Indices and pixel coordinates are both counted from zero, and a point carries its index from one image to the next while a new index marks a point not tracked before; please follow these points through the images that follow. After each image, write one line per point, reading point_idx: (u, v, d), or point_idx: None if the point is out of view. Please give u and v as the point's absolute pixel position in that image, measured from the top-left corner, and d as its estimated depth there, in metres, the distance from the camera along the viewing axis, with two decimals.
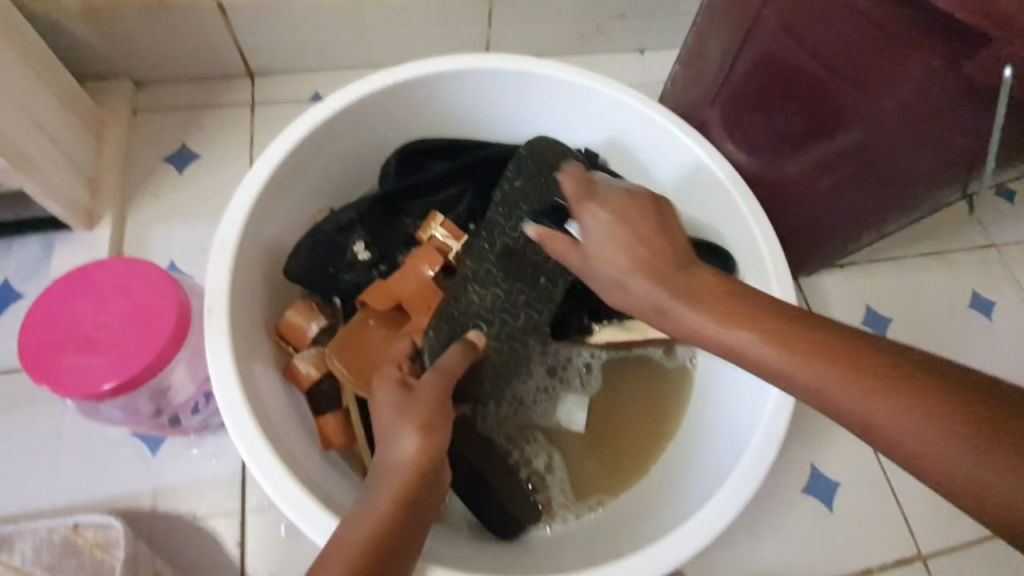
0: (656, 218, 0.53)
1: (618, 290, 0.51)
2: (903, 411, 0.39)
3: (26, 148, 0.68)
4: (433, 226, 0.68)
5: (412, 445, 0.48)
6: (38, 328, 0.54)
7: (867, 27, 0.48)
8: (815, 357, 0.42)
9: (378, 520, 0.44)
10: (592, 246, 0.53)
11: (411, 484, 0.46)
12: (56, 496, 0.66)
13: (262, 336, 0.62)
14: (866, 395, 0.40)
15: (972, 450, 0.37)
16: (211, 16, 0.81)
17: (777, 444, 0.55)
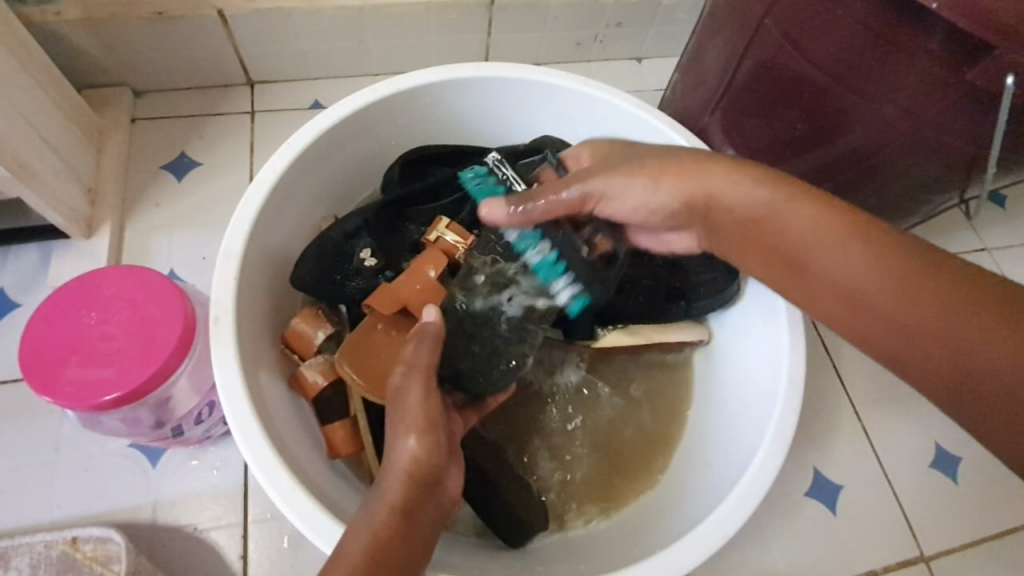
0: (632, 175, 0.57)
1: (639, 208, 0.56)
2: (941, 295, 0.42)
3: (25, 158, 0.67)
4: (440, 228, 0.67)
5: (409, 449, 0.48)
6: (40, 338, 0.53)
7: (868, 36, 0.49)
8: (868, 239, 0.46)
9: (380, 525, 0.45)
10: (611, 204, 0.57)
11: (411, 490, 0.47)
12: (53, 511, 0.65)
13: (267, 345, 0.61)
14: (889, 273, 0.44)
15: (989, 340, 0.40)
16: (212, 25, 0.81)
17: (789, 438, 0.55)
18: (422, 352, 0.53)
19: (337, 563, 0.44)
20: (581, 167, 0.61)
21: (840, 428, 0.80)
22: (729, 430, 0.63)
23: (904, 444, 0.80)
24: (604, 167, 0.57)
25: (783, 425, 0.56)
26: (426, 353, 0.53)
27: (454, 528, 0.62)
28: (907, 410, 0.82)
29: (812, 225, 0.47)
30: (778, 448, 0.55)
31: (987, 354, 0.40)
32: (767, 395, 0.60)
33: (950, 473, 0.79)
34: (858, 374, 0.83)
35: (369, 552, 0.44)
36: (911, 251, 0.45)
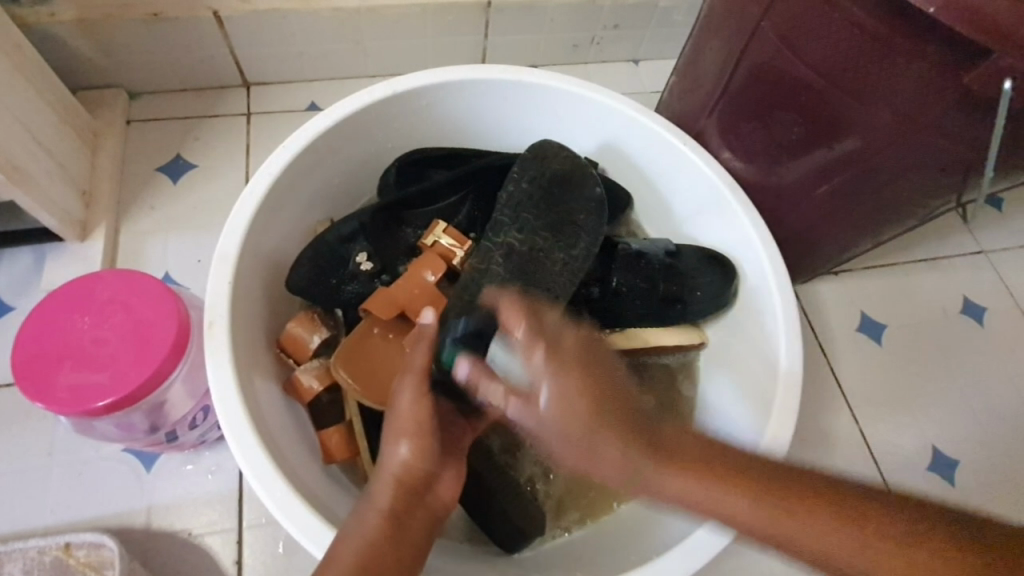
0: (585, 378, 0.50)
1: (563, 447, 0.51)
2: (778, 498, 0.46)
3: (19, 160, 0.66)
4: (437, 232, 0.67)
5: (401, 455, 0.48)
6: (32, 343, 0.53)
7: (865, 39, 0.49)
8: (722, 482, 0.48)
9: (368, 533, 0.45)
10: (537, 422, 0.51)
11: (401, 497, 0.47)
12: (46, 516, 0.65)
13: (262, 349, 0.61)
14: (800, 528, 0.45)
15: (863, 544, 0.44)
16: (208, 26, 0.80)
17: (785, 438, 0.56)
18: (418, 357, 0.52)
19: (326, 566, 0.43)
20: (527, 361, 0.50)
21: (836, 432, 0.80)
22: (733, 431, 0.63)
23: (901, 448, 0.80)
24: (574, 383, 0.49)
25: (780, 425, 0.56)
26: (421, 356, 0.52)
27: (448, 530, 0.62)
28: (903, 414, 0.82)
29: (712, 504, 0.48)
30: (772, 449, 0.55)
31: (847, 553, 0.44)
32: (767, 396, 0.60)
33: (947, 477, 0.79)
34: (854, 378, 0.83)
35: (359, 559, 0.43)
36: (795, 499, 0.46)
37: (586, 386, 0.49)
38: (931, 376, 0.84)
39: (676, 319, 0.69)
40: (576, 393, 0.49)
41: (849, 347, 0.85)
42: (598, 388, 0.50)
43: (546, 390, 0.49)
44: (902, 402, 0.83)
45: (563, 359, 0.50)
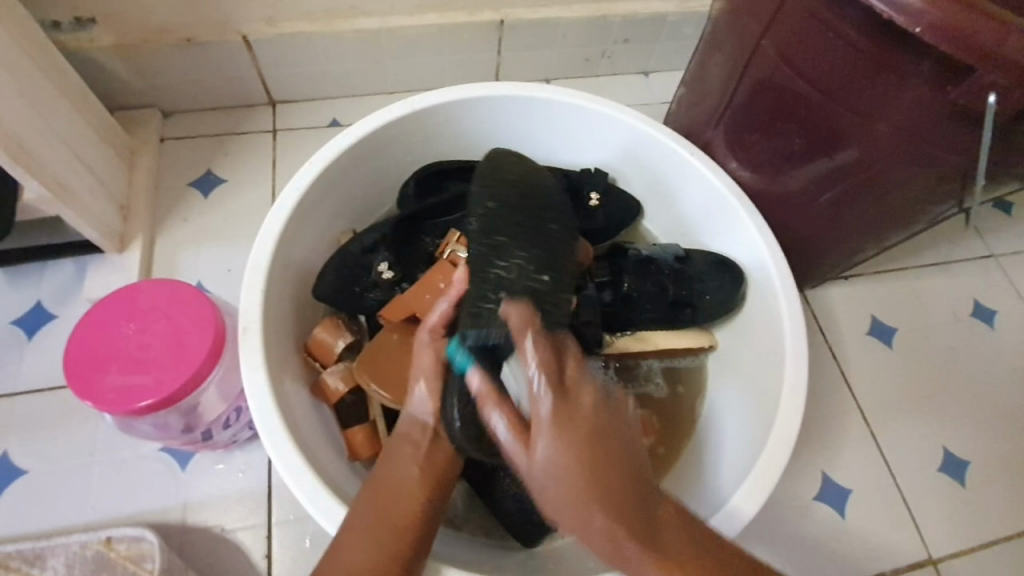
0: (586, 427, 0.46)
1: (543, 502, 0.47)
2: (614, 517, 0.45)
3: (63, 178, 0.71)
4: (452, 242, 0.70)
5: (434, 457, 0.54)
6: (81, 348, 0.56)
7: (858, 57, 0.51)
8: (577, 461, 0.45)
9: (403, 475, 0.52)
10: (547, 484, 0.45)
11: (434, 486, 0.53)
12: (88, 511, 0.69)
13: (291, 352, 0.65)
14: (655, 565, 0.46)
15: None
16: (237, 50, 0.85)
17: (775, 479, 0.56)
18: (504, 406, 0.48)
19: (338, 546, 0.48)
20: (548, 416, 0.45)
21: (847, 434, 0.81)
22: (724, 479, 0.63)
23: (913, 451, 0.81)
24: (582, 439, 0.45)
25: (772, 460, 0.57)
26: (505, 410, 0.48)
27: (462, 527, 0.64)
28: (915, 416, 0.83)
29: (571, 480, 0.45)
30: (767, 475, 0.56)
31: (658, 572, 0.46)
32: (737, 484, 0.58)
33: (959, 478, 0.80)
34: (866, 381, 0.84)
35: (384, 495, 0.51)
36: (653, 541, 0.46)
37: (591, 419, 0.46)
38: (941, 378, 0.85)
39: (683, 323, 0.73)
40: (583, 457, 0.45)
41: (859, 350, 0.86)
42: (607, 454, 0.46)
43: (546, 436, 0.45)
44: (915, 405, 0.84)
45: (573, 415, 0.45)
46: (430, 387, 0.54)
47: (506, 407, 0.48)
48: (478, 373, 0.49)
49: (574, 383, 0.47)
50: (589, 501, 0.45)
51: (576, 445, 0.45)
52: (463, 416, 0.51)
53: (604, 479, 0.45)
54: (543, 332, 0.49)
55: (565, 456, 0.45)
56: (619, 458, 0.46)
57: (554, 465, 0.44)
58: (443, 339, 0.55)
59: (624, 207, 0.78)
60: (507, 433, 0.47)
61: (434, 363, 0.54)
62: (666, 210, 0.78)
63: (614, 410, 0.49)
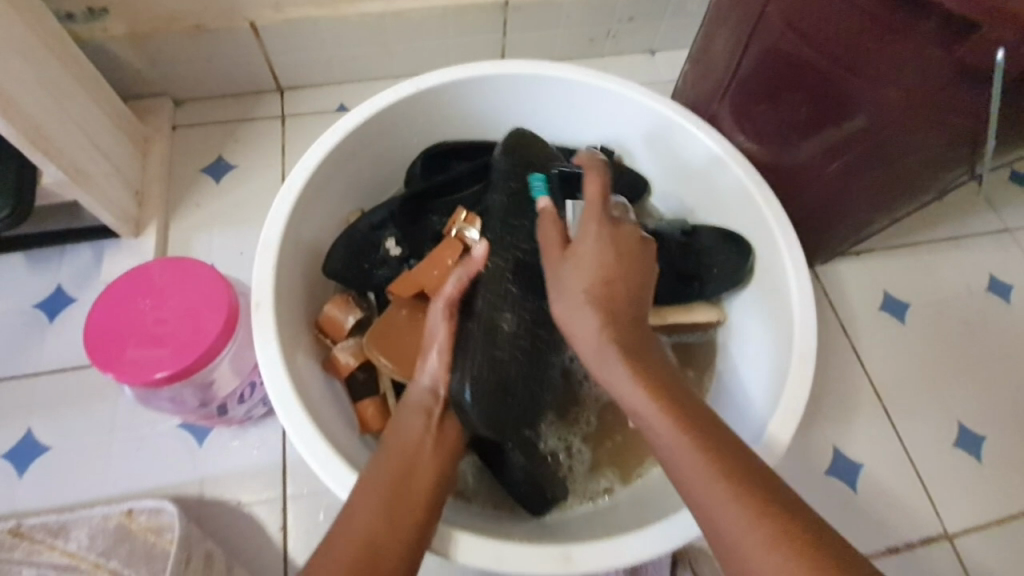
0: (627, 243, 0.54)
1: (563, 318, 0.53)
2: (626, 354, 0.49)
3: (80, 163, 0.73)
4: (458, 221, 0.69)
5: (444, 427, 0.56)
6: (101, 322, 0.58)
7: (865, 19, 0.51)
8: (605, 258, 0.53)
9: (415, 444, 0.54)
10: (566, 277, 0.53)
11: (444, 457, 0.55)
12: (110, 486, 0.71)
13: (302, 329, 0.66)
14: (698, 466, 0.43)
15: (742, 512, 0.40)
16: (245, 36, 0.86)
17: (784, 447, 0.56)
18: (550, 226, 0.57)
19: (349, 513, 0.48)
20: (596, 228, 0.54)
21: (859, 409, 0.81)
22: None
23: (926, 426, 0.80)
24: (613, 243, 0.54)
25: (780, 427, 0.56)
26: (551, 229, 0.57)
27: (473, 499, 0.64)
28: (928, 391, 0.82)
29: (601, 250, 0.53)
30: (776, 443, 0.56)
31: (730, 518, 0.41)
32: (743, 457, 0.58)
33: (974, 452, 0.79)
34: (878, 357, 0.83)
35: (399, 464, 0.52)
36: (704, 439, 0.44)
37: (618, 277, 0.52)
38: (955, 352, 0.84)
39: (691, 296, 0.73)
40: (613, 256, 0.53)
41: (871, 325, 0.85)
42: (632, 336, 0.50)
43: (591, 233, 0.54)
44: (929, 380, 0.83)
45: (616, 232, 0.55)
46: (443, 359, 0.58)
47: (559, 226, 0.57)
48: (546, 201, 0.61)
49: (615, 221, 0.56)
50: (592, 297, 0.51)
51: (608, 245, 0.54)
52: (476, 387, 0.55)
53: (624, 327, 0.50)
54: (606, 178, 0.57)
55: (602, 241, 0.54)
56: (638, 272, 0.53)
57: (584, 254, 0.54)
58: (455, 319, 0.60)
59: (631, 183, 0.77)
60: (549, 243, 0.56)
61: (450, 338, 0.59)
62: (673, 186, 0.78)
63: (648, 253, 0.55)
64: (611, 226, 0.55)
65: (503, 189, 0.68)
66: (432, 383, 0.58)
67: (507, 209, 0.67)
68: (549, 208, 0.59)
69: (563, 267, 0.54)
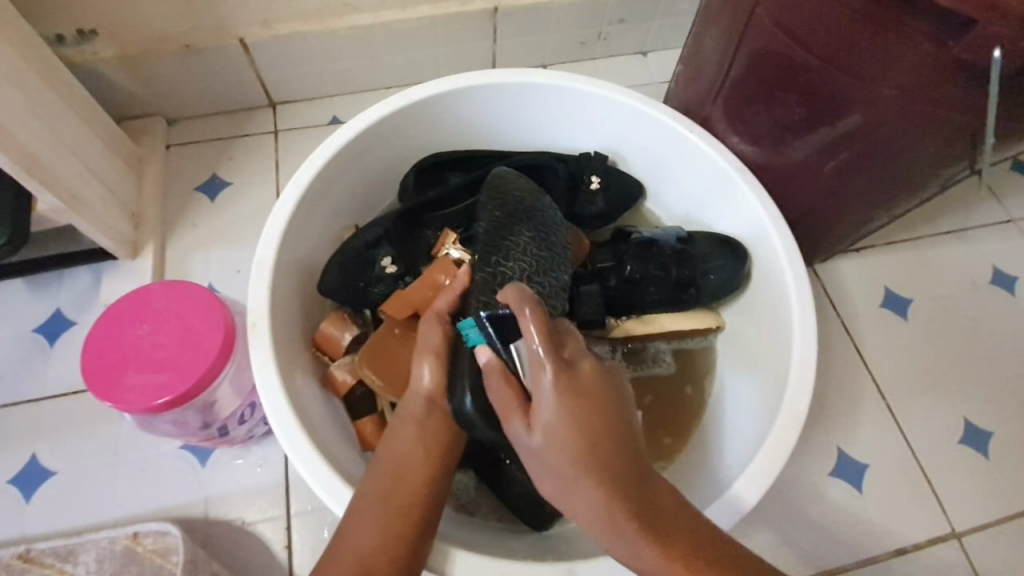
0: (597, 391, 0.46)
1: (556, 496, 0.45)
2: (632, 524, 0.43)
3: (75, 188, 0.73)
4: (447, 244, 0.70)
5: (438, 433, 0.55)
6: (99, 349, 0.58)
7: (855, 18, 0.50)
8: (589, 472, 0.43)
9: (409, 454, 0.54)
10: (538, 440, 0.45)
11: (438, 466, 0.54)
12: (115, 509, 0.71)
13: (300, 349, 0.66)
14: None
15: None
16: (236, 53, 0.86)
17: (785, 455, 0.56)
18: (497, 389, 0.48)
19: (340, 536, 0.49)
20: (542, 415, 0.45)
21: (864, 408, 0.80)
22: (733, 463, 0.62)
23: (932, 424, 0.80)
24: (580, 396, 0.45)
25: (782, 436, 0.56)
26: (496, 384, 0.48)
27: (476, 513, 0.65)
28: (933, 388, 0.81)
29: (561, 432, 0.44)
30: (776, 454, 0.56)
31: None
32: (743, 468, 0.58)
33: (981, 449, 0.78)
34: (881, 354, 0.83)
35: (393, 477, 0.52)
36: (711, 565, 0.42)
37: (602, 441, 0.44)
38: (960, 348, 0.84)
39: (689, 302, 0.72)
40: (589, 416, 0.44)
41: (873, 323, 0.85)
42: (623, 481, 0.44)
43: (546, 395, 0.44)
44: (933, 376, 0.82)
45: (574, 379, 0.45)
46: (436, 364, 0.58)
47: (510, 380, 0.48)
48: (490, 352, 0.49)
49: (562, 341, 0.47)
50: (579, 467, 0.43)
51: (572, 401, 0.44)
52: (474, 390, 0.54)
53: (608, 477, 0.43)
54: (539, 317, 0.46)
55: (564, 395, 0.44)
56: (611, 425, 0.45)
57: (552, 427, 0.44)
58: (448, 325, 0.60)
59: (626, 189, 0.77)
60: (507, 408, 0.47)
61: (443, 342, 0.58)
62: (668, 191, 0.78)
63: (614, 387, 0.47)
64: (581, 478, 0.43)
65: (505, 209, 0.65)
66: (427, 390, 0.57)
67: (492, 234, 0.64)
68: (496, 384, 0.48)
69: (532, 442, 0.45)
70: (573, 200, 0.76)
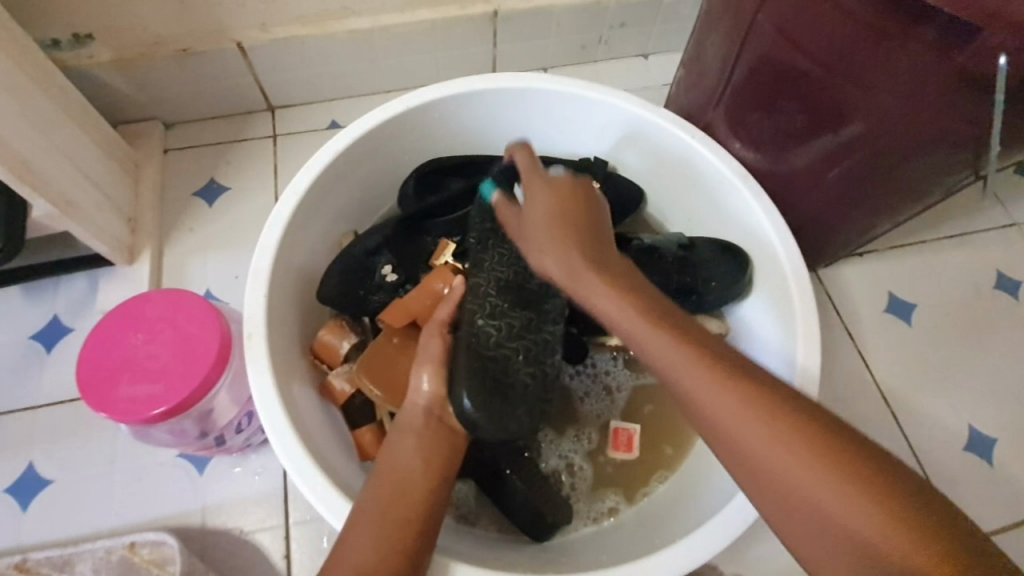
0: (592, 240, 0.57)
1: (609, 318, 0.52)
2: (722, 386, 0.44)
3: (71, 194, 0.72)
4: (446, 252, 0.70)
5: (437, 442, 0.55)
6: (94, 359, 0.58)
7: (857, 26, 0.49)
8: (650, 322, 0.49)
9: (410, 463, 0.53)
10: (578, 291, 0.54)
11: (438, 477, 0.53)
12: (112, 518, 0.70)
13: (298, 357, 0.65)
14: (819, 483, 0.40)
15: (876, 517, 0.38)
16: (233, 57, 0.85)
17: None
18: (525, 259, 0.59)
19: (343, 550, 0.48)
20: (540, 207, 0.59)
21: (867, 415, 0.79)
22: None
23: (936, 431, 0.79)
24: (561, 197, 0.59)
25: None
26: (525, 262, 0.59)
27: (476, 523, 0.64)
28: (937, 394, 0.81)
29: (613, 295, 0.51)
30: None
31: (856, 520, 0.39)
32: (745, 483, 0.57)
33: (986, 456, 0.78)
34: (884, 360, 0.82)
35: (395, 488, 0.51)
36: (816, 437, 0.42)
37: (623, 276, 0.54)
38: (965, 354, 0.83)
39: (691, 310, 0.72)
40: (564, 217, 0.58)
41: (877, 328, 0.84)
42: (696, 338, 0.48)
43: (549, 251, 0.57)
44: (937, 383, 0.81)
45: (565, 196, 0.59)
46: (434, 372, 0.58)
47: (529, 258, 0.59)
48: (496, 247, 0.61)
49: (559, 221, 0.59)
50: (648, 319, 0.49)
51: (559, 206, 0.59)
52: (473, 395, 0.55)
53: (663, 321, 0.49)
54: (545, 189, 0.60)
55: (548, 198, 0.59)
56: (592, 219, 0.59)
57: (546, 208, 0.59)
58: (447, 334, 0.60)
59: (628, 194, 0.76)
60: (546, 272, 0.57)
61: (443, 350, 0.59)
62: (671, 197, 0.77)
63: (615, 251, 0.58)
64: (584, 272, 0.54)
65: (495, 217, 0.66)
66: (426, 399, 0.57)
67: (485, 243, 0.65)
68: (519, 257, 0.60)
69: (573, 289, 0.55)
70: None
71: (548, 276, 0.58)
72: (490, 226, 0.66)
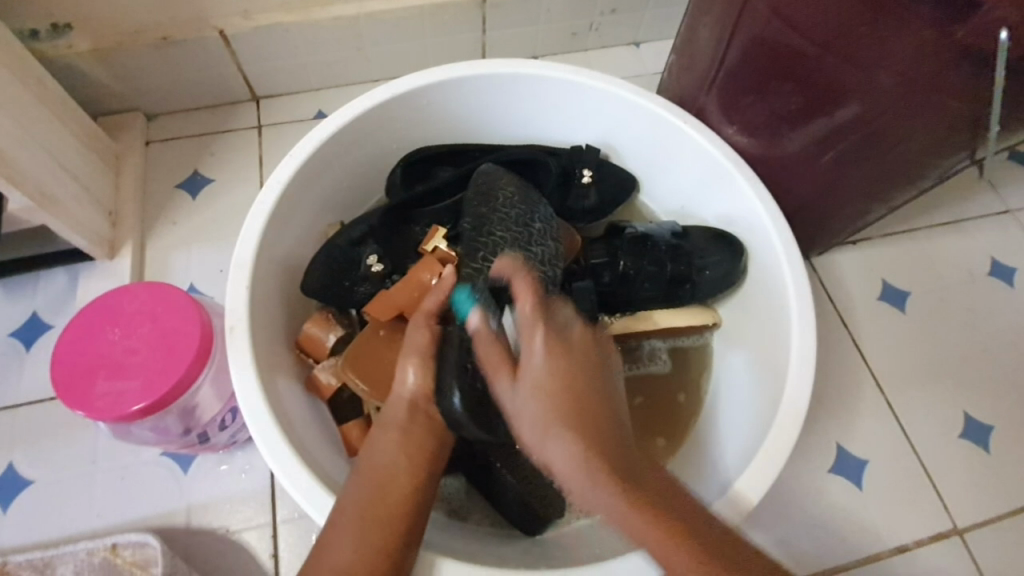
0: (582, 359, 0.51)
1: (517, 420, 0.50)
2: (607, 483, 0.44)
3: (48, 187, 0.70)
4: (437, 239, 0.67)
5: (422, 440, 0.53)
6: (70, 355, 0.56)
7: (855, 2, 0.48)
8: (564, 422, 0.47)
9: (393, 461, 0.51)
10: (522, 410, 0.49)
11: (423, 476, 0.52)
12: (94, 519, 0.69)
13: (282, 352, 0.64)
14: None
15: None
16: (215, 46, 0.83)
17: (786, 456, 0.54)
18: (490, 350, 0.52)
19: (321, 549, 0.47)
20: (535, 353, 0.50)
21: (863, 403, 0.79)
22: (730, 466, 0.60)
23: (932, 418, 0.78)
24: (571, 361, 0.50)
25: (782, 435, 0.54)
26: (493, 354, 0.52)
27: (468, 518, 0.63)
28: (933, 382, 0.80)
29: (542, 378, 0.49)
30: (775, 458, 0.54)
31: None
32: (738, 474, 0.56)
33: (981, 443, 0.77)
34: (879, 348, 0.81)
35: (377, 484, 0.50)
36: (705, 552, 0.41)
37: (579, 383, 0.49)
38: (960, 341, 0.82)
39: (684, 300, 0.70)
40: (568, 362, 0.50)
41: (872, 316, 0.83)
42: (606, 442, 0.46)
43: (537, 340, 0.51)
44: (933, 370, 0.81)
45: (563, 344, 0.51)
46: (421, 365, 0.55)
47: (500, 346, 0.52)
48: (477, 315, 0.54)
49: (551, 312, 0.54)
50: (552, 425, 0.47)
51: (562, 367, 0.49)
52: (462, 392, 0.52)
53: (584, 427, 0.47)
54: (537, 308, 0.53)
55: (554, 354, 0.50)
56: (602, 405, 0.49)
57: (540, 383, 0.49)
58: (435, 325, 0.57)
59: (620, 182, 0.75)
60: (495, 367, 0.51)
61: (430, 342, 0.56)
62: (665, 185, 0.75)
63: (599, 353, 0.53)
64: (564, 373, 0.49)
65: (491, 204, 0.65)
66: (411, 394, 0.55)
67: (475, 232, 0.63)
68: (481, 333, 0.53)
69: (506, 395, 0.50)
70: (565, 195, 0.74)
71: (529, 348, 0.51)
72: (478, 217, 0.65)
